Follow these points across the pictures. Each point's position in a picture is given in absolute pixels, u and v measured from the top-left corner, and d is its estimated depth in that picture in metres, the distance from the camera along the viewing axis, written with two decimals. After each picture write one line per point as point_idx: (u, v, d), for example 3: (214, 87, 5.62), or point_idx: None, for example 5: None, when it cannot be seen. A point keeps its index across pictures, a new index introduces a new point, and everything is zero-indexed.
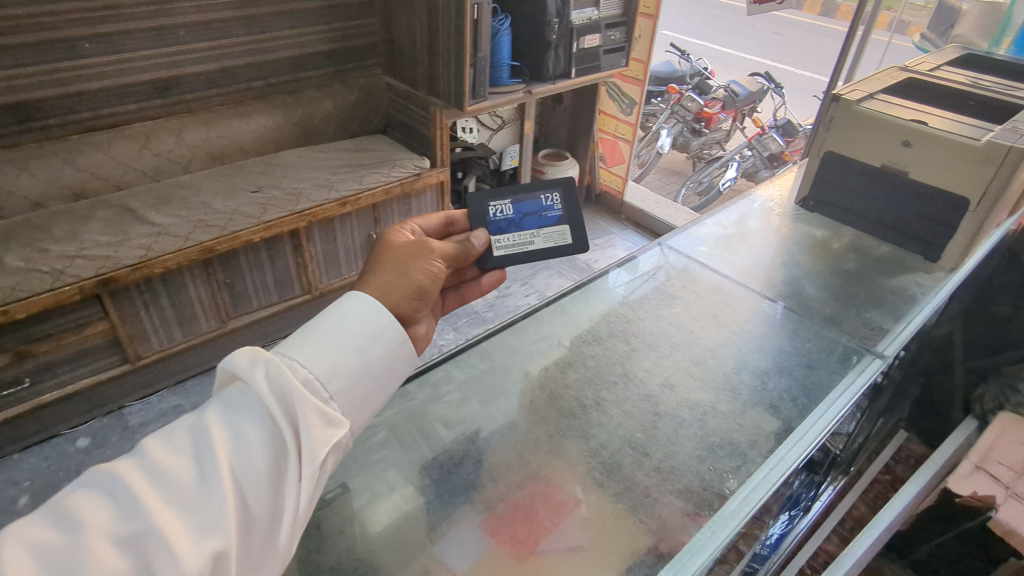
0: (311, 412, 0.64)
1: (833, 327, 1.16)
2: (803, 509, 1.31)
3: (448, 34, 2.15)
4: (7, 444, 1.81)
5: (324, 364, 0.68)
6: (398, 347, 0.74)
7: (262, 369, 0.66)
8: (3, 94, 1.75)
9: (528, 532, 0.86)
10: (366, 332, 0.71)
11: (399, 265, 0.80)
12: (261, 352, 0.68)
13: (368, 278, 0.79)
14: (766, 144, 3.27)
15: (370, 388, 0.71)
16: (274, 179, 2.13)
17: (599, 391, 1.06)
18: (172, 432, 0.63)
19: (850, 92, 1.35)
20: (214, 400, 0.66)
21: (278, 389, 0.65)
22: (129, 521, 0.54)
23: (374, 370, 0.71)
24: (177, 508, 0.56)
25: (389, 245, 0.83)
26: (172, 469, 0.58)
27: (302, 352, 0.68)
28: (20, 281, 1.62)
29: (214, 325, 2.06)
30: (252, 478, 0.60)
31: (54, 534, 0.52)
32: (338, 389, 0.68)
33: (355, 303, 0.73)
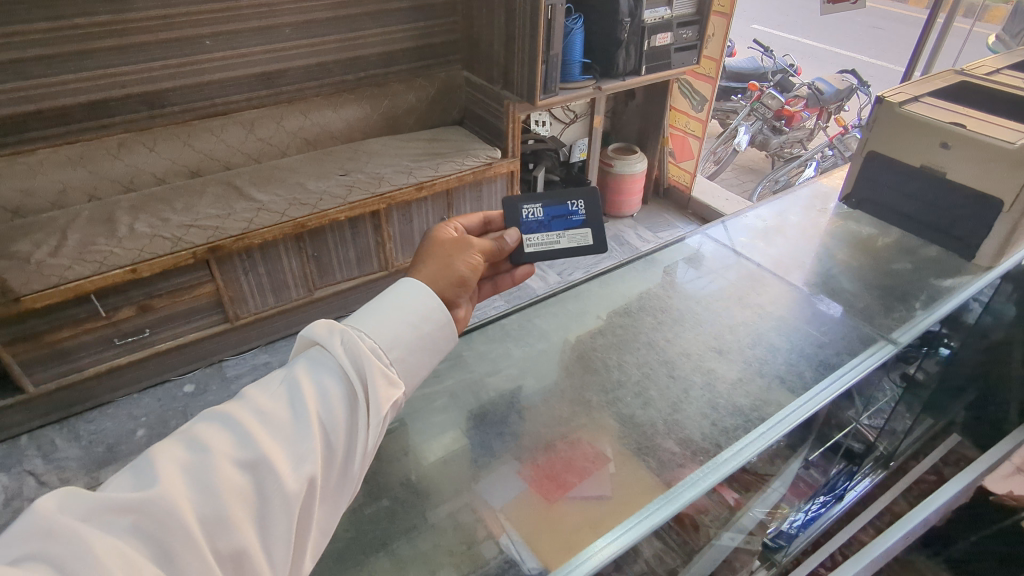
0: (379, 372, 0.71)
1: (860, 318, 1.23)
2: (839, 494, 1.20)
3: (523, 34, 2.29)
4: (129, 384, 2.11)
5: (384, 336, 0.74)
6: (443, 328, 0.80)
7: (337, 335, 0.73)
8: (139, 84, 2.05)
9: (561, 478, 1.00)
10: (417, 311, 0.78)
11: (444, 259, 0.86)
12: (333, 323, 0.74)
13: (417, 270, 0.85)
14: (847, 143, 3.22)
15: (418, 361, 0.78)
16: (360, 164, 2.35)
17: (622, 354, 1.20)
18: (264, 385, 0.70)
19: (895, 95, 1.40)
20: (298, 360, 0.73)
21: (352, 352, 0.71)
22: (240, 451, 0.61)
23: (424, 345, 0.78)
24: (276, 444, 0.63)
25: (434, 241, 0.90)
26: (270, 413, 0.66)
27: (367, 325, 0.74)
28: (147, 245, 1.90)
29: (302, 293, 2.31)
30: (335, 423, 0.67)
31: (184, 456, 0.60)
32: (396, 358, 0.75)
33: (408, 287, 0.80)
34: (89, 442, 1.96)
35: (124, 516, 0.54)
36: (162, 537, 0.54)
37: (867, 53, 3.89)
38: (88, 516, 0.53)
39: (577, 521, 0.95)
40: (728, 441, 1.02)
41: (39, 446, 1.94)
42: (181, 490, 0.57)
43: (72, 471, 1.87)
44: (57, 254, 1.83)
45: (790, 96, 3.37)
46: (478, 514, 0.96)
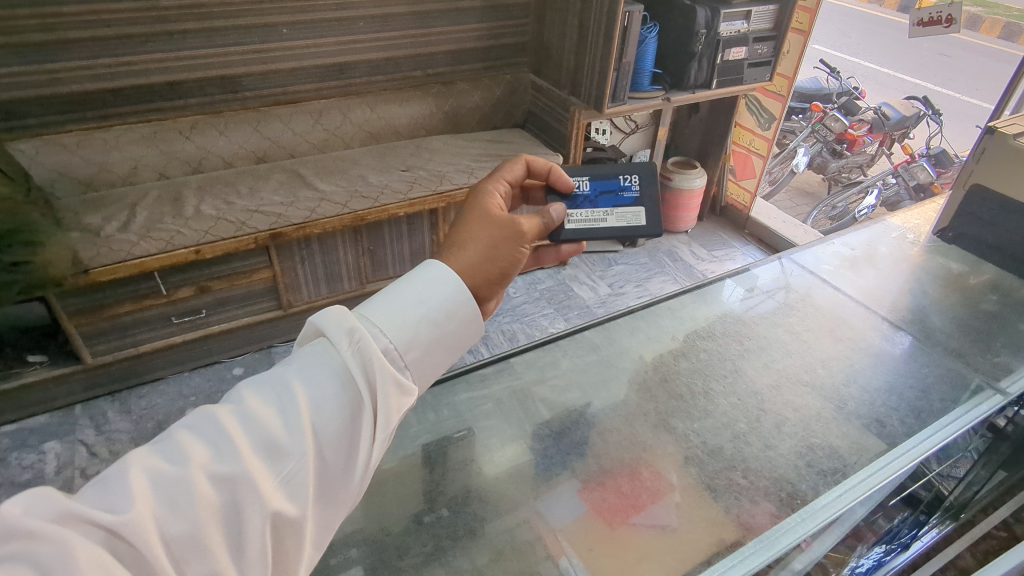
0: (388, 378, 0.65)
1: (959, 360, 1.21)
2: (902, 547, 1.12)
3: (596, 40, 2.25)
4: (181, 363, 2.13)
5: (403, 334, 0.69)
6: (468, 324, 0.74)
7: (348, 330, 0.66)
8: (214, 68, 2.07)
9: (621, 503, 0.94)
10: (443, 305, 0.72)
11: (487, 249, 0.78)
12: (345, 315, 0.67)
13: (455, 255, 0.77)
14: (913, 173, 3.01)
15: (436, 358, 0.72)
16: (422, 161, 2.34)
17: (708, 381, 1.14)
18: (260, 382, 0.64)
19: (1008, 126, 1.39)
20: (301, 356, 0.66)
21: (362, 353, 0.65)
22: (223, 461, 0.56)
23: (446, 343, 0.72)
24: (264, 455, 0.58)
25: (478, 219, 0.81)
26: (264, 418, 0.60)
27: (383, 319, 0.68)
28: (212, 227, 1.91)
29: (354, 286, 2.30)
30: (332, 434, 0.61)
31: (164, 462, 0.54)
32: (413, 359, 0.69)
33: (433, 276, 0.73)
34: (139, 417, 1.98)
35: (94, 532, 0.49)
36: (130, 557, 0.49)
37: (933, 78, 3.34)
38: (58, 519, 0.48)
39: (643, 550, 0.89)
40: (824, 485, 0.98)
41: (92, 416, 1.97)
42: (156, 506, 0.52)
43: (122, 444, 1.89)
44: (125, 230, 1.85)
45: (854, 119, 3.22)
46: (537, 532, 0.90)
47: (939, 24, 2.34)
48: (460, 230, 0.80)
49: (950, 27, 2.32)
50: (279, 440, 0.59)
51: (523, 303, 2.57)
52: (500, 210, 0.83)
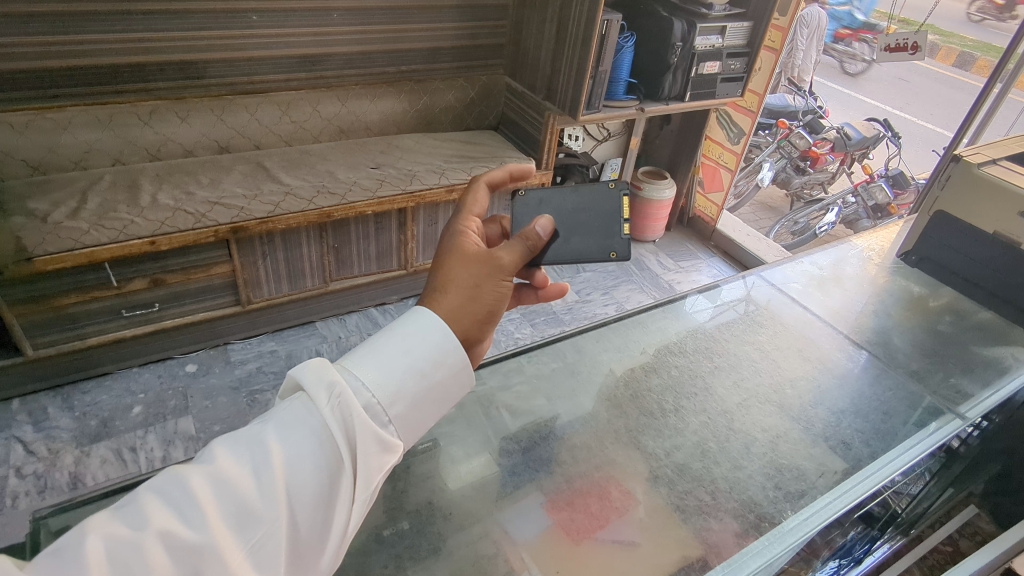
0: (368, 436, 0.61)
1: (918, 382, 1.24)
2: (855, 560, 1.12)
3: (574, 46, 2.24)
4: (131, 357, 2.03)
5: (388, 387, 0.65)
6: (457, 373, 0.70)
7: (328, 385, 0.62)
8: (177, 53, 1.99)
9: (585, 522, 0.92)
10: (432, 354, 0.68)
11: (468, 288, 0.74)
12: (325, 368, 0.63)
13: (436, 299, 0.73)
14: (872, 193, 3.06)
15: (423, 412, 0.68)
16: (392, 159, 2.29)
17: (678, 398, 1.14)
18: (234, 438, 0.59)
19: (973, 155, 1.47)
20: (281, 409, 0.62)
21: (343, 410, 0.61)
22: (189, 529, 0.51)
23: (432, 394, 0.68)
24: (234, 521, 0.54)
25: (457, 257, 0.76)
26: (236, 479, 0.55)
27: (366, 372, 0.64)
28: (169, 218, 1.83)
29: (318, 284, 2.24)
30: (308, 499, 0.57)
31: (125, 529, 0.50)
32: (398, 413, 0.65)
33: (418, 325, 0.69)
34: (82, 414, 1.88)
35: None
36: None
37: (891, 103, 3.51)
38: None
39: (606, 566, 0.87)
40: (791, 506, 0.98)
41: (31, 412, 1.86)
42: None
43: (62, 442, 1.79)
44: (75, 217, 1.76)
45: (818, 137, 3.23)
46: (499, 548, 0.88)
47: (905, 51, 2.39)
48: (440, 273, 0.75)
49: (915, 54, 2.37)
50: (251, 505, 0.54)
51: None
52: (477, 245, 0.78)
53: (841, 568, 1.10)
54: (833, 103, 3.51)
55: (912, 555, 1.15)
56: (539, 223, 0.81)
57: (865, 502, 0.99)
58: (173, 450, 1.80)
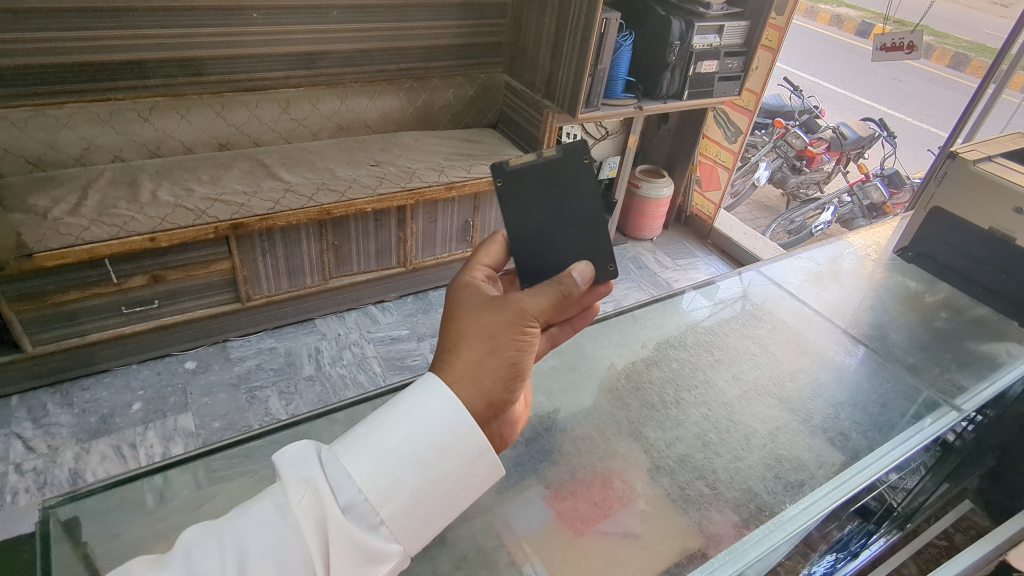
0: (347, 541, 0.60)
1: (915, 375, 1.25)
2: (851, 554, 1.15)
3: (572, 44, 2.25)
4: (129, 354, 2.03)
5: (378, 482, 0.62)
6: (466, 463, 0.66)
7: (304, 480, 0.62)
8: (176, 49, 1.99)
9: (589, 511, 0.93)
10: (435, 443, 0.64)
11: (483, 342, 0.69)
12: (310, 459, 0.63)
13: (451, 358, 0.69)
14: (868, 192, 3.06)
15: (431, 506, 0.65)
16: (391, 157, 2.29)
17: (679, 390, 1.15)
18: (216, 531, 0.62)
19: (968, 153, 1.49)
20: (266, 501, 0.63)
21: (317, 510, 0.61)
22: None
23: (437, 487, 0.65)
24: None
25: (470, 311, 0.72)
26: None
27: (352, 466, 0.62)
28: (169, 215, 1.84)
29: (317, 280, 2.24)
30: None
31: None
32: (391, 512, 0.62)
33: (425, 405, 0.65)
34: (82, 411, 1.88)
35: None
36: None
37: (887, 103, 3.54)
38: None
39: (607, 557, 0.88)
40: (790, 497, 0.99)
41: (30, 408, 1.86)
42: None
43: (61, 439, 1.79)
44: (75, 214, 1.77)
45: (814, 137, 3.23)
46: (501, 540, 0.88)
47: (902, 51, 2.40)
48: (454, 327, 0.71)
49: (912, 53, 2.40)
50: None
51: None
52: (490, 295, 0.73)
53: (839, 561, 1.13)
54: (829, 103, 3.54)
55: (909, 549, 1.18)
56: (576, 268, 0.73)
57: (863, 492, 1.00)
58: (172, 447, 1.81)
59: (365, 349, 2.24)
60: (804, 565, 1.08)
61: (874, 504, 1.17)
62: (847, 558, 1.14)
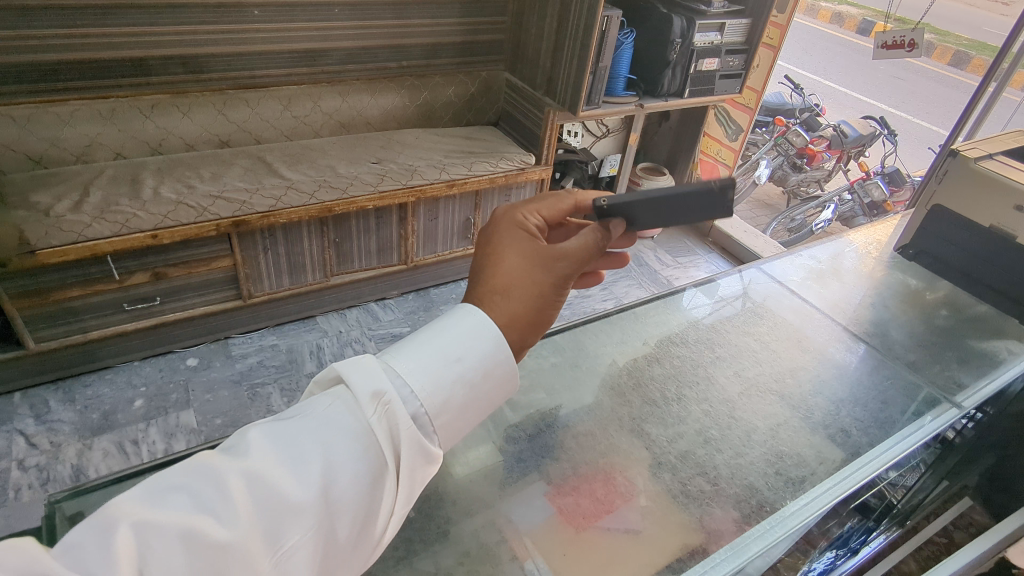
0: (416, 449, 0.57)
1: (915, 373, 1.26)
2: (851, 551, 1.15)
3: (573, 42, 2.26)
4: (132, 351, 2.03)
5: (440, 394, 0.59)
6: (508, 384, 0.66)
7: (377, 388, 0.56)
8: (176, 46, 1.99)
9: (591, 507, 0.93)
10: (488, 361, 0.63)
11: (532, 294, 0.68)
12: (375, 367, 0.58)
13: (498, 301, 0.67)
14: (868, 190, 3.05)
15: (472, 422, 0.64)
16: (392, 154, 2.30)
17: (681, 387, 1.15)
18: (269, 429, 0.54)
19: (970, 150, 1.49)
20: (321, 403, 0.57)
21: (391, 419, 0.56)
22: (219, 528, 0.47)
23: (482, 404, 0.63)
24: (267, 524, 0.49)
25: (519, 259, 0.70)
26: (271, 478, 0.50)
27: (416, 375, 0.59)
28: (170, 212, 1.84)
29: (318, 278, 2.25)
30: (346, 507, 0.52)
31: (153, 519, 0.46)
32: (446, 422, 0.60)
33: (478, 333, 0.63)
34: (84, 407, 1.88)
35: None
36: None
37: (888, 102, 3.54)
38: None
39: (608, 552, 0.89)
40: (791, 493, 1.00)
41: (32, 405, 1.87)
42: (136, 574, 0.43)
43: (64, 435, 1.80)
44: (78, 211, 1.77)
45: (814, 135, 3.23)
46: (503, 535, 0.89)
47: (902, 48, 2.42)
48: (502, 272, 0.69)
49: (912, 51, 2.42)
50: (290, 508, 0.50)
51: None
52: (538, 245, 0.72)
53: (839, 558, 1.13)
54: (830, 101, 3.53)
55: (908, 546, 1.19)
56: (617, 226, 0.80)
57: (865, 488, 1.01)
58: (174, 444, 1.81)
59: (366, 346, 2.24)
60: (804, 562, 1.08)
61: (874, 501, 1.18)
62: (848, 555, 1.15)
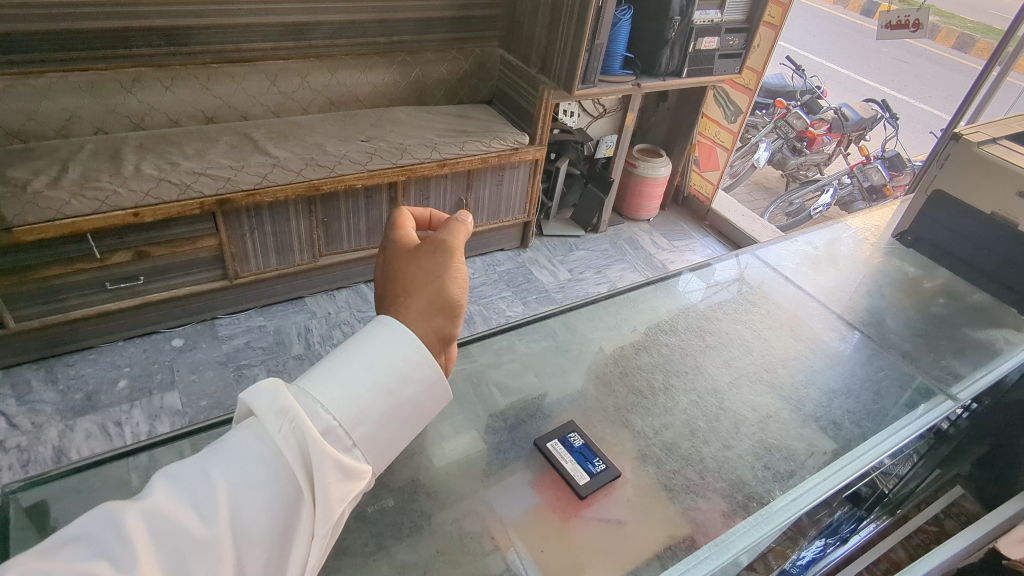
0: (329, 464, 0.59)
1: (910, 363, 1.23)
2: (841, 539, 1.12)
3: (570, 19, 2.19)
4: (115, 331, 2.00)
5: (350, 408, 0.63)
6: (427, 389, 0.69)
7: (280, 410, 0.60)
8: (158, 17, 1.92)
9: (571, 499, 0.90)
10: (398, 370, 0.67)
11: (429, 282, 0.75)
12: (280, 392, 0.61)
13: (401, 301, 0.74)
14: (868, 174, 3.05)
15: (393, 434, 0.67)
16: (383, 132, 2.24)
17: (669, 376, 1.12)
18: (178, 471, 0.56)
19: (973, 134, 1.45)
20: (233, 437, 0.59)
21: (298, 437, 0.59)
22: (117, 570, 0.46)
23: (402, 413, 0.67)
24: (173, 560, 0.49)
25: (410, 260, 0.78)
26: (176, 513, 0.51)
27: (326, 394, 0.63)
28: (153, 188, 1.79)
29: (306, 258, 2.20)
30: (258, 533, 0.53)
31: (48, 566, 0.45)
32: (361, 436, 0.64)
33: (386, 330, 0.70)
34: (66, 388, 1.85)
35: None
36: None
37: None
38: None
39: (593, 544, 0.86)
40: (779, 487, 0.98)
41: (14, 385, 1.84)
42: None
43: (45, 416, 1.77)
44: (56, 186, 1.71)
45: (815, 118, 3.19)
46: (484, 524, 0.86)
47: (907, 29, 2.41)
48: (399, 276, 0.77)
49: (917, 32, 2.39)
50: (195, 540, 0.50)
51: (481, 285, 2.49)
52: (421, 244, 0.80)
53: (828, 547, 1.10)
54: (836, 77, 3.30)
55: (898, 534, 1.16)
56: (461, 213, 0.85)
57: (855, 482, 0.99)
58: (158, 425, 1.78)
59: (355, 328, 2.21)
60: (793, 551, 1.04)
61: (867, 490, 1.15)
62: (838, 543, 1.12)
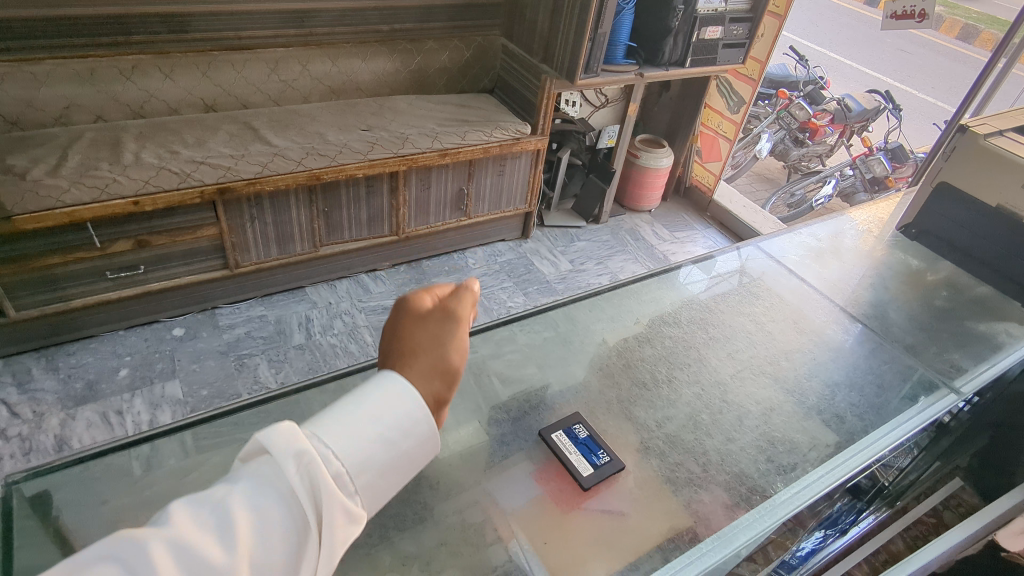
0: (340, 508, 0.57)
1: (913, 357, 1.23)
2: (840, 531, 1.12)
3: (572, 7, 2.18)
4: (116, 320, 1.99)
5: (358, 455, 0.61)
6: (430, 440, 0.67)
7: (298, 450, 0.57)
8: (157, 3, 1.90)
9: (574, 491, 0.90)
10: (406, 420, 0.65)
11: (434, 347, 0.73)
12: (296, 432, 0.59)
13: (405, 359, 0.71)
14: (870, 165, 3.03)
15: (389, 483, 0.65)
16: (384, 121, 2.23)
17: (672, 368, 1.12)
18: (190, 503, 0.52)
19: (978, 126, 1.44)
20: (244, 473, 0.56)
21: (312, 478, 0.57)
22: None
23: (403, 462, 0.65)
24: None
25: (416, 323, 0.76)
26: (198, 549, 0.48)
27: (337, 440, 0.60)
28: (153, 177, 1.78)
29: (307, 248, 2.20)
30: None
31: None
32: (364, 484, 0.62)
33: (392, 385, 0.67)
34: (67, 376, 1.85)
35: None
36: None
37: None
38: None
39: (594, 536, 0.87)
40: (782, 479, 0.98)
41: (15, 373, 1.84)
42: None
43: (47, 404, 1.77)
44: (56, 174, 1.70)
45: (818, 108, 3.16)
46: (486, 515, 0.86)
47: (911, 18, 2.35)
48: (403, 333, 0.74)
49: (922, 22, 2.34)
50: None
51: (482, 275, 2.48)
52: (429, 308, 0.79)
53: (828, 539, 1.11)
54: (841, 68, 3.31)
55: (897, 525, 1.15)
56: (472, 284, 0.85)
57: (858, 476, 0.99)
58: (159, 414, 1.78)
59: (356, 318, 2.21)
60: (792, 543, 1.05)
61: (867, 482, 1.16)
62: (837, 534, 1.12)
